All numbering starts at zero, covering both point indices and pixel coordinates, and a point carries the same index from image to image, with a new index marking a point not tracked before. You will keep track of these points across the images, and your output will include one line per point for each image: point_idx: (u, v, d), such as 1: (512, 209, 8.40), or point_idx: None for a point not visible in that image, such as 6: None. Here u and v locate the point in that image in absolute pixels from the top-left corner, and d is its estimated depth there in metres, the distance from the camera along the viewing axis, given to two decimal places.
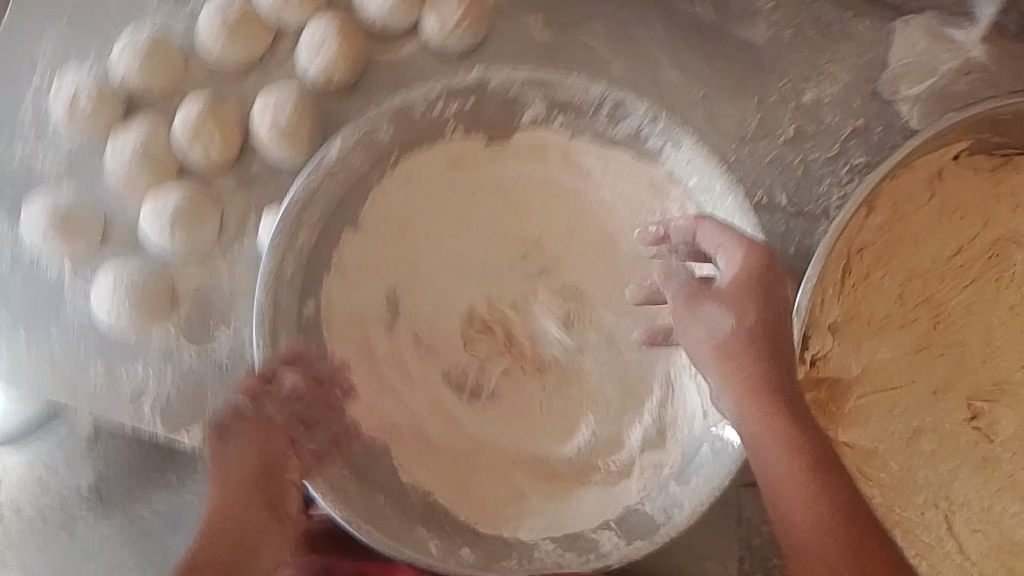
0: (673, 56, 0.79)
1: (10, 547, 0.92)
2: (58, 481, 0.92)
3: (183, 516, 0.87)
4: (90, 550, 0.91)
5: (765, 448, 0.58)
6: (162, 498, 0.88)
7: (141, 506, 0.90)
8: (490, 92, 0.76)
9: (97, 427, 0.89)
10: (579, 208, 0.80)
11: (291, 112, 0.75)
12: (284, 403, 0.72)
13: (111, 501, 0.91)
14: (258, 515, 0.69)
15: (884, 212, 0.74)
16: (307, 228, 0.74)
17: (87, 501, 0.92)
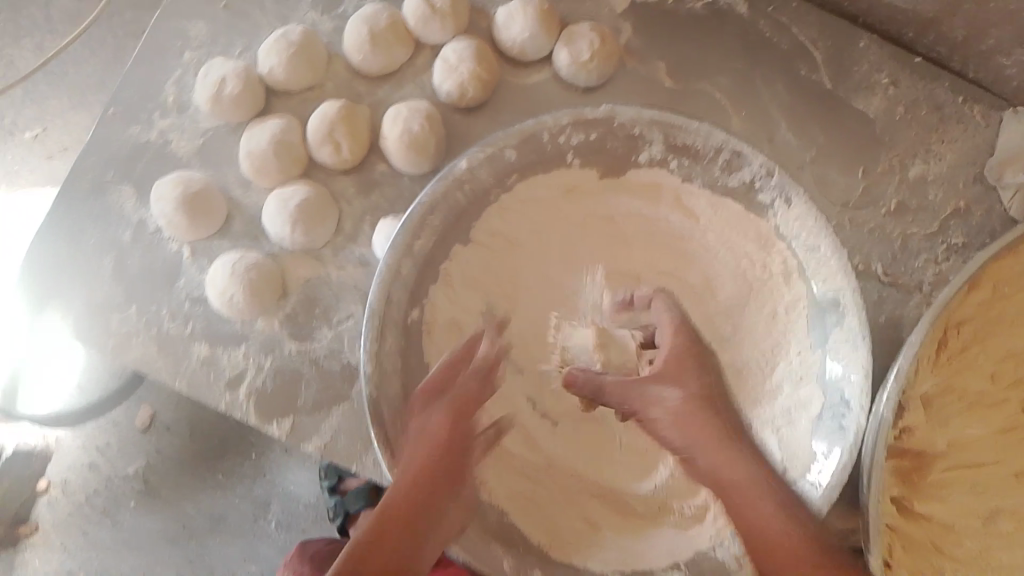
0: (789, 118, 0.88)
1: (69, 518, 1.20)
2: (110, 466, 1.21)
3: (223, 517, 1.20)
4: (134, 537, 1.20)
5: (733, 477, 0.66)
6: (207, 500, 1.21)
7: (187, 504, 1.21)
8: (615, 128, 0.78)
9: (155, 420, 1.21)
10: (680, 251, 0.83)
11: (421, 122, 0.81)
12: (477, 379, 0.73)
13: (156, 492, 1.21)
14: (424, 524, 0.62)
15: (991, 290, 0.73)
16: (426, 233, 0.76)
17: (133, 492, 1.21)
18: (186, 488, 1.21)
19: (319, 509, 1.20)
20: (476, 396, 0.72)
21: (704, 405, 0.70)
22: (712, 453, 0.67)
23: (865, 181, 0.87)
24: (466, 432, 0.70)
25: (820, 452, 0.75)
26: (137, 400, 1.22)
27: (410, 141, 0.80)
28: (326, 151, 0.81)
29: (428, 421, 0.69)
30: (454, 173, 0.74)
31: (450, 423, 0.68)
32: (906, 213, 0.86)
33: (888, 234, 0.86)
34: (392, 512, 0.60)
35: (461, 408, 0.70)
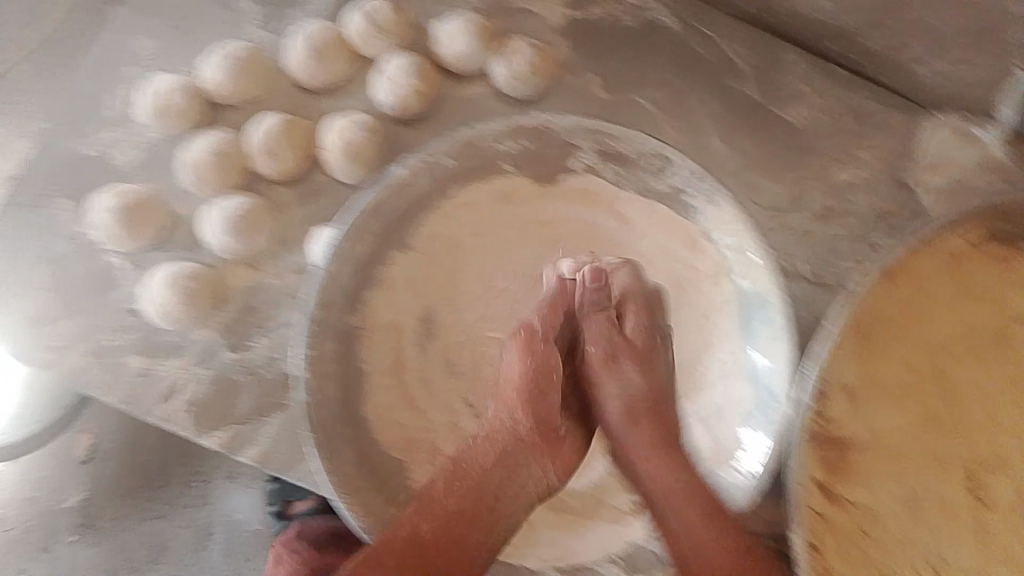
0: (718, 127, 0.91)
1: None
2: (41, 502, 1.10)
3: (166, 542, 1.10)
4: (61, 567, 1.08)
5: (666, 470, 0.73)
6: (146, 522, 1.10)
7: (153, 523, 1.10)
8: (551, 135, 0.83)
9: (93, 444, 1.10)
10: (616, 255, 0.86)
11: (359, 135, 0.83)
12: (548, 312, 0.76)
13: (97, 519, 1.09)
14: (483, 502, 0.70)
15: (903, 286, 0.80)
16: (365, 241, 0.80)
17: (73, 525, 1.09)
18: (118, 522, 1.10)
19: (265, 536, 1.10)
20: (548, 328, 0.76)
21: (651, 410, 0.75)
22: (655, 459, 0.73)
23: (794, 188, 0.90)
24: (544, 365, 0.75)
25: (748, 439, 0.82)
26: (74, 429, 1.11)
27: (347, 152, 0.82)
28: (265, 162, 0.83)
29: (506, 403, 0.75)
30: (394, 178, 0.79)
31: (523, 365, 0.75)
32: (832, 218, 0.89)
33: (815, 237, 0.89)
34: (435, 495, 0.70)
35: (533, 375, 0.74)
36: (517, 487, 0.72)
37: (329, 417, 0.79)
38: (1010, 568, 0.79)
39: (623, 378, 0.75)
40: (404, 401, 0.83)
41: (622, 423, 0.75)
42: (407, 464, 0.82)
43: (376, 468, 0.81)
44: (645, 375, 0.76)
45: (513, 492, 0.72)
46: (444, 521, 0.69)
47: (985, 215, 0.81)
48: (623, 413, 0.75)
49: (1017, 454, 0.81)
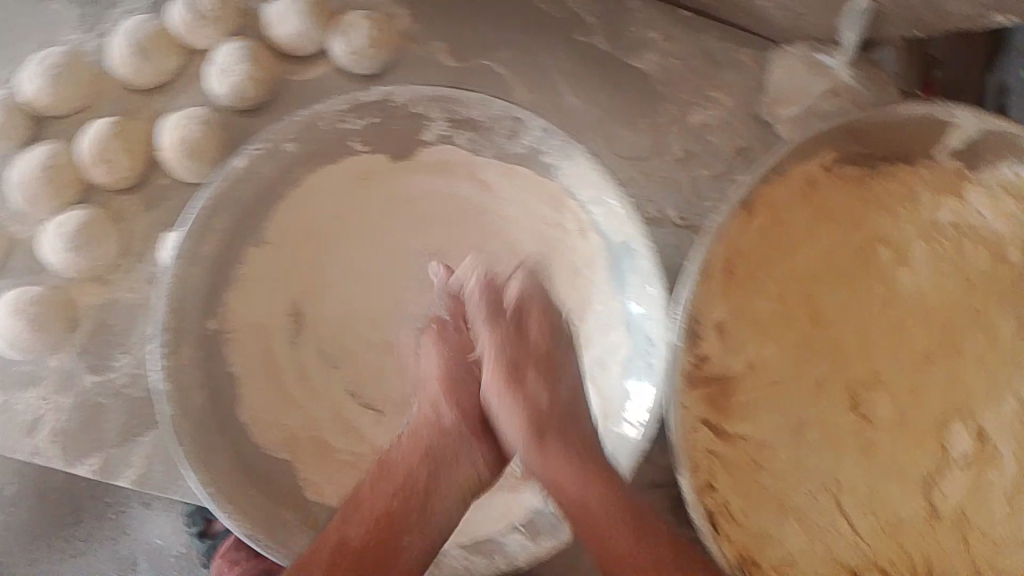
0: (571, 81, 0.90)
1: None
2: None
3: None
4: None
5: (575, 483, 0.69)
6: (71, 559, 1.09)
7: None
8: (393, 108, 0.80)
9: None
10: (479, 222, 0.84)
11: (198, 131, 0.79)
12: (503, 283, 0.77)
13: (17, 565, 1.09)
14: (408, 506, 0.70)
15: (760, 219, 0.81)
16: (212, 239, 0.77)
17: None
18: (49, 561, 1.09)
19: (191, 558, 1.09)
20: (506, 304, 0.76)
21: (541, 434, 0.71)
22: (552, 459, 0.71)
23: (651, 134, 0.89)
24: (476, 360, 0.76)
25: (631, 387, 0.82)
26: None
27: (189, 150, 0.79)
28: (100, 170, 0.79)
29: (430, 399, 0.75)
30: (233, 173, 0.76)
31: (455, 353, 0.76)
32: (692, 159, 0.89)
33: (677, 182, 0.89)
34: (362, 500, 0.69)
35: (456, 378, 0.75)
36: (443, 489, 0.72)
37: (196, 428, 0.75)
38: (896, 477, 0.82)
39: (529, 395, 0.72)
40: (281, 399, 0.81)
41: (518, 438, 0.72)
42: (291, 462, 0.80)
43: (253, 474, 0.78)
44: (551, 391, 0.74)
45: (439, 494, 0.72)
46: (373, 523, 0.68)
47: (838, 143, 0.82)
48: (529, 428, 0.71)
49: (892, 368, 0.83)
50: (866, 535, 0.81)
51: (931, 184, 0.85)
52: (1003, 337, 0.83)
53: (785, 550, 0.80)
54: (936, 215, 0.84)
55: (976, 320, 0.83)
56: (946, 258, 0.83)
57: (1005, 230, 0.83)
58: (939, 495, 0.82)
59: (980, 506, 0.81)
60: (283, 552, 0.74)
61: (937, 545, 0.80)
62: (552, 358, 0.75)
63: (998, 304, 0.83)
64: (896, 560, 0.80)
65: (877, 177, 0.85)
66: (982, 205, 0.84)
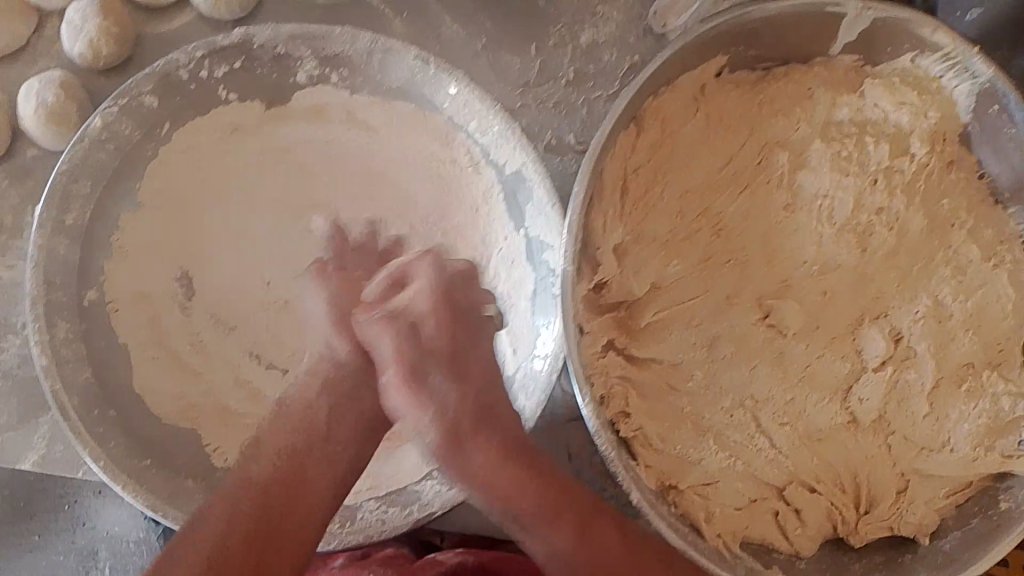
0: (450, 10, 0.87)
1: None
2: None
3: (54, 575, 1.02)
4: None
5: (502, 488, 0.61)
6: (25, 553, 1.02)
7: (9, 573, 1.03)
8: (256, 51, 0.76)
9: None
10: (367, 166, 0.81)
11: (55, 91, 0.77)
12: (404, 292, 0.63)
13: None
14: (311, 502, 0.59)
15: (653, 132, 0.78)
16: (78, 205, 0.75)
17: None
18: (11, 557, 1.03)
19: (150, 542, 0.99)
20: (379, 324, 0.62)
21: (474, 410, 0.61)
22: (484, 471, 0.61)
23: (539, 57, 0.86)
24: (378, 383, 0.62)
25: (541, 323, 0.78)
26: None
27: (47, 115, 0.77)
28: None
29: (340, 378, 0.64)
30: (90, 133, 0.73)
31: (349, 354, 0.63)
32: (585, 80, 0.86)
33: (570, 104, 0.86)
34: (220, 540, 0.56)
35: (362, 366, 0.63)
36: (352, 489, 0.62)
37: (81, 405, 0.73)
38: (813, 386, 0.79)
39: (435, 387, 0.61)
40: (176, 369, 0.78)
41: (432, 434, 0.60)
42: (194, 431, 0.77)
43: (154, 446, 0.75)
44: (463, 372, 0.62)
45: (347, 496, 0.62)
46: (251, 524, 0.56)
47: (722, 48, 0.78)
48: (442, 421, 0.60)
49: (800, 273, 0.80)
50: (785, 447, 0.78)
51: (827, 82, 0.82)
52: (912, 232, 0.80)
53: (705, 471, 0.78)
54: (835, 115, 0.82)
55: (883, 218, 0.80)
56: (847, 157, 0.81)
57: (907, 121, 0.81)
58: (857, 402, 0.79)
59: (900, 405, 0.79)
60: (187, 520, 0.70)
61: (859, 453, 0.78)
62: (460, 349, 0.63)
63: (904, 198, 0.80)
64: (819, 472, 0.78)
65: (770, 80, 0.82)
66: (880, 96, 0.81)
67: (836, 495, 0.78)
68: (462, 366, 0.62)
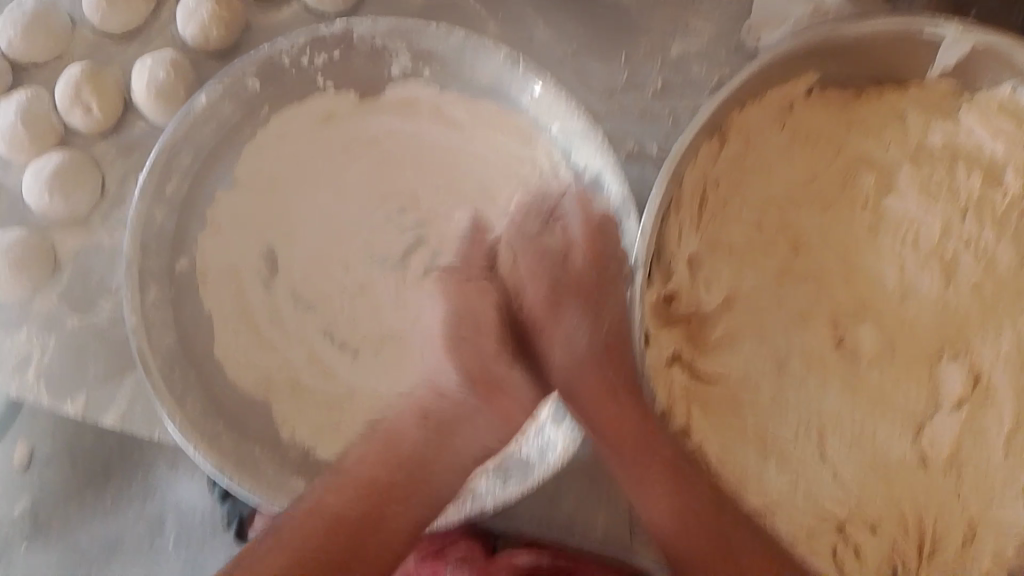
0: (544, 16, 0.89)
1: None
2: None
3: (118, 542, 1.06)
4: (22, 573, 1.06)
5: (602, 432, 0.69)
6: (98, 525, 1.06)
7: (78, 534, 1.06)
8: (355, 43, 0.80)
9: (33, 453, 1.07)
10: (450, 162, 0.83)
11: (168, 70, 0.82)
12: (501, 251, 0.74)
13: (47, 527, 1.07)
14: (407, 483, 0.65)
15: (736, 144, 0.77)
16: (178, 177, 0.79)
17: (23, 531, 1.07)
18: (80, 518, 1.07)
19: (213, 518, 1.04)
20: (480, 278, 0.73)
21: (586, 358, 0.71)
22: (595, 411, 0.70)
23: (627, 67, 0.87)
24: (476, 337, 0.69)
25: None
26: (12, 438, 1.07)
27: (159, 93, 0.81)
28: (77, 116, 0.82)
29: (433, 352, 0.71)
30: (196, 110, 0.78)
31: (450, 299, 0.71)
32: (671, 91, 0.86)
33: (656, 114, 0.86)
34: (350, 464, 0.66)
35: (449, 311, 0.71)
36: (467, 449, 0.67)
37: (164, 364, 0.76)
38: (882, 420, 0.76)
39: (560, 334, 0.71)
40: (254, 339, 0.80)
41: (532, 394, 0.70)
42: (266, 403, 0.79)
43: (227, 412, 0.78)
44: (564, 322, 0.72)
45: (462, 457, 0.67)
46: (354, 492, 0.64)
47: (814, 62, 0.76)
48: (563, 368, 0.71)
49: (882, 298, 0.78)
50: (849, 477, 0.75)
51: (920, 104, 0.80)
52: (1001, 266, 0.77)
53: (764, 494, 0.74)
54: (927, 140, 0.79)
55: (972, 248, 0.77)
56: (936, 184, 0.78)
57: (1003, 150, 0.78)
58: (929, 441, 0.75)
59: (973, 447, 0.75)
60: (249, 486, 0.73)
61: (928, 495, 0.74)
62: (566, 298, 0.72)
63: (994, 231, 0.77)
64: (883, 512, 0.74)
65: (862, 100, 0.80)
66: (976, 124, 0.78)
67: (899, 536, 0.73)
68: (570, 321, 0.72)
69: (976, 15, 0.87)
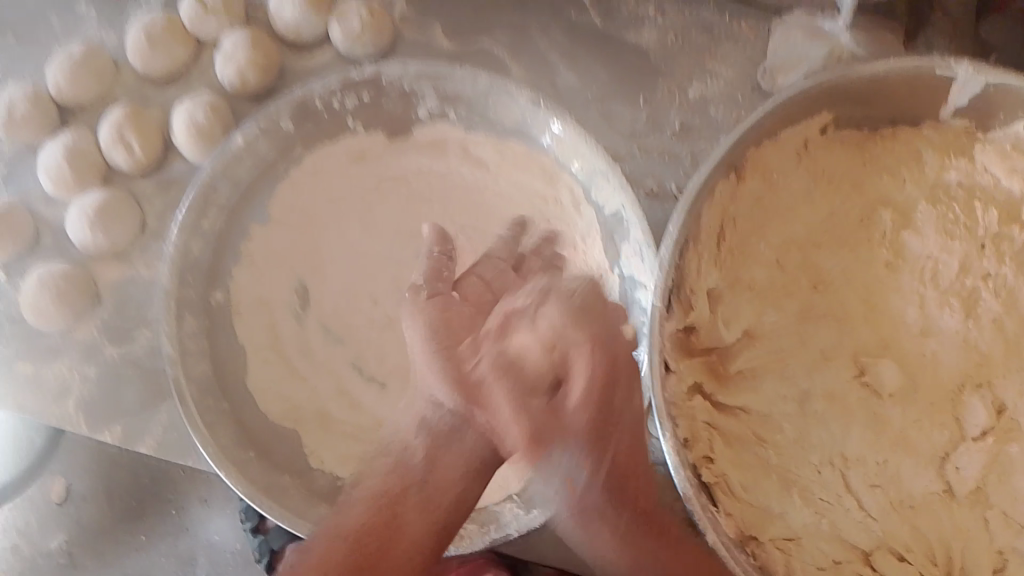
0: (567, 60, 0.92)
1: None
2: (31, 545, 1.08)
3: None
4: None
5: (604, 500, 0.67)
6: (132, 559, 1.07)
7: (112, 569, 1.07)
8: (386, 86, 0.83)
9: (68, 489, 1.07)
10: (476, 199, 0.85)
11: (207, 111, 0.85)
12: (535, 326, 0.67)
13: (83, 564, 1.07)
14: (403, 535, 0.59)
15: (755, 181, 0.78)
16: (215, 212, 0.82)
17: (58, 567, 1.07)
18: (114, 555, 1.07)
19: (246, 555, 1.05)
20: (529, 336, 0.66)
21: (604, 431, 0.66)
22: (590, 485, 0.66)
23: (648, 109, 0.90)
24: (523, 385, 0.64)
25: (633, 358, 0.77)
26: (48, 473, 1.08)
27: (197, 133, 0.85)
28: (119, 155, 0.86)
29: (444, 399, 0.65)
30: (233, 149, 0.81)
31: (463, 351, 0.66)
32: (692, 132, 0.88)
33: (676, 155, 0.88)
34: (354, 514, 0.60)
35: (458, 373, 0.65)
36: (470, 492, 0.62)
37: (197, 393, 0.78)
38: (907, 452, 0.76)
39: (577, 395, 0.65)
40: (283, 370, 0.83)
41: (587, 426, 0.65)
42: (296, 432, 0.81)
43: (258, 440, 0.80)
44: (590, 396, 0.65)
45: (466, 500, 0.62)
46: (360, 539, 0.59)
47: (830, 104, 0.78)
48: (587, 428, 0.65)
49: (903, 334, 0.78)
50: (874, 510, 0.74)
51: (936, 144, 0.81)
52: (1021, 300, 0.77)
53: (788, 526, 0.74)
54: (944, 176, 0.80)
55: (992, 283, 0.77)
56: (953, 219, 0.79)
57: (1018, 189, 0.78)
58: (953, 472, 0.75)
59: (994, 480, 0.75)
60: (279, 510, 0.74)
61: (954, 526, 0.74)
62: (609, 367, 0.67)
63: (1014, 266, 0.77)
64: (910, 542, 0.74)
65: (878, 141, 0.82)
66: (992, 161, 0.79)
67: (927, 568, 0.73)
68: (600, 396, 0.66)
69: (998, 60, 0.89)
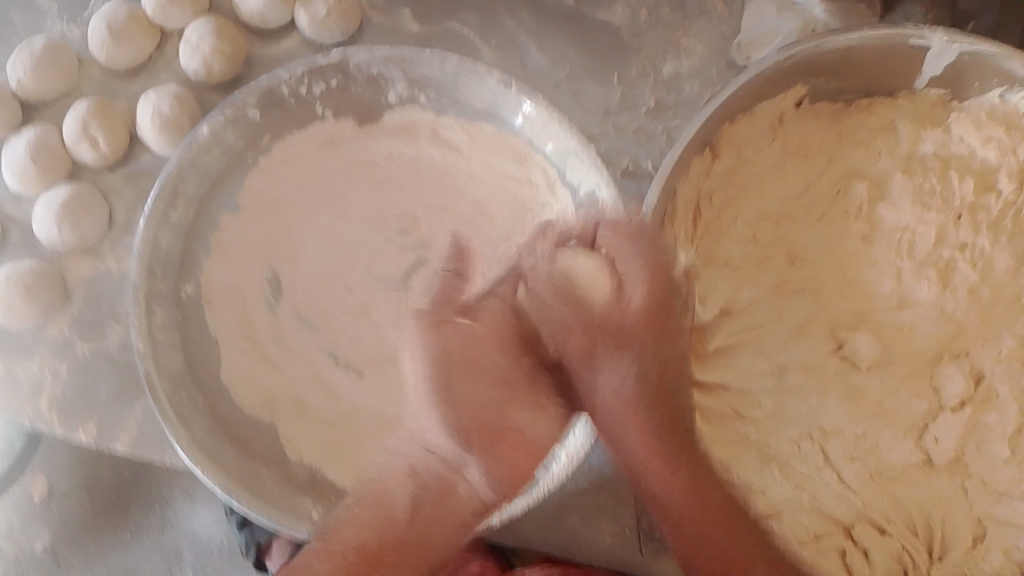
0: (537, 39, 0.91)
1: None
2: (14, 544, 1.06)
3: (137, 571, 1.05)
4: None
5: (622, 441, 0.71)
6: (117, 556, 1.05)
7: (97, 566, 1.05)
8: (353, 71, 0.82)
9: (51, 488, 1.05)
10: (447, 183, 0.84)
11: (172, 102, 0.84)
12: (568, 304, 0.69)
13: (66, 562, 1.05)
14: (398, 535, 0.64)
15: (728, 157, 0.78)
16: (183, 205, 0.81)
17: (40, 566, 1.05)
18: (98, 553, 1.05)
19: (232, 546, 1.04)
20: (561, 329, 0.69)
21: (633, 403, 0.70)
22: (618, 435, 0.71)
23: (620, 87, 0.89)
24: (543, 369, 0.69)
25: None
26: (30, 473, 1.06)
27: (163, 124, 0.84)
28: (84, 149, 0.84)
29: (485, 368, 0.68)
30: (199, 140, 0.80)
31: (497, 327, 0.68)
32: (665, 109, 0.88)
33: (650, 133, 0.87)
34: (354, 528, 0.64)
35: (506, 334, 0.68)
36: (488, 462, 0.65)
37: (170, 385, 0.77)
38: (885, 422, 0.75)
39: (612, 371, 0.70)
40: (258, 361, 0.82)
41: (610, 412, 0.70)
42: (272, 423, 0.80)
43: (234, 432, 0.79)
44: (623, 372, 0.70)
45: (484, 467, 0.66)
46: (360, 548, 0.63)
47: (801, 78, 0.77)
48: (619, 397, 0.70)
49: (879, 306, 0.78)
50: (854, 482, 0.74)
51: (910, 114, 0.80)
52: (998, 270, 0.77)
53: (769, 500, 0.73)
54: (919, 149, 0.80)
55: (968, 253, 0.77)
56: (930, 190, 0.78)
57: (994, 159, 0.78)
58: (933, 441, 0.75)
59: (974, 448, 0.74)
60: (257, 506, 0.73)
61: (933, 496, 0.74)
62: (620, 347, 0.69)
63: (989, 235, 0.77)
64: (889, 512, 0.73)
65: (852, 112, 0.81)
66: (967, 131, 0.79)
67: (909, 537, 0.72)
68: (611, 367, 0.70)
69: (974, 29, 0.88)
